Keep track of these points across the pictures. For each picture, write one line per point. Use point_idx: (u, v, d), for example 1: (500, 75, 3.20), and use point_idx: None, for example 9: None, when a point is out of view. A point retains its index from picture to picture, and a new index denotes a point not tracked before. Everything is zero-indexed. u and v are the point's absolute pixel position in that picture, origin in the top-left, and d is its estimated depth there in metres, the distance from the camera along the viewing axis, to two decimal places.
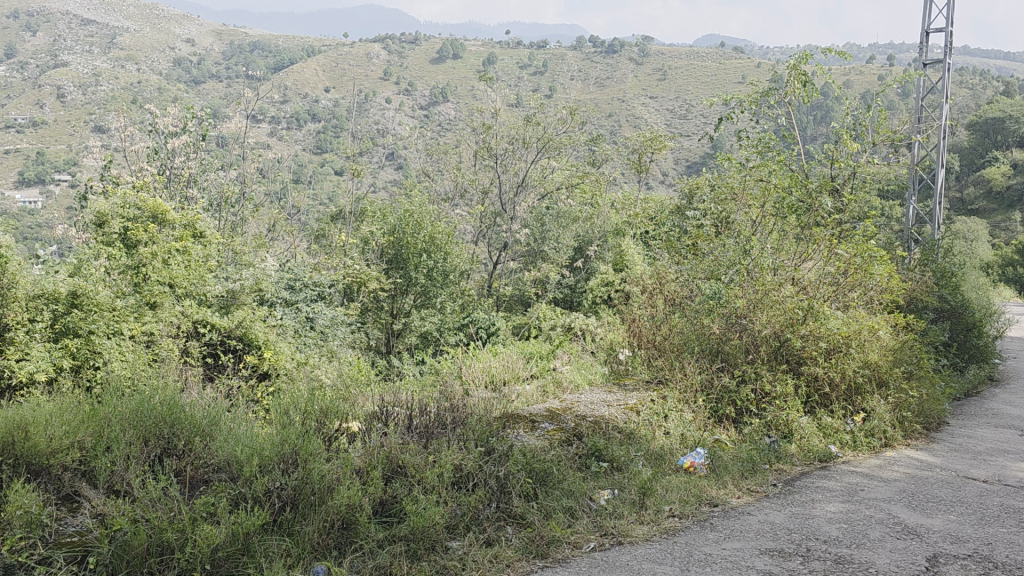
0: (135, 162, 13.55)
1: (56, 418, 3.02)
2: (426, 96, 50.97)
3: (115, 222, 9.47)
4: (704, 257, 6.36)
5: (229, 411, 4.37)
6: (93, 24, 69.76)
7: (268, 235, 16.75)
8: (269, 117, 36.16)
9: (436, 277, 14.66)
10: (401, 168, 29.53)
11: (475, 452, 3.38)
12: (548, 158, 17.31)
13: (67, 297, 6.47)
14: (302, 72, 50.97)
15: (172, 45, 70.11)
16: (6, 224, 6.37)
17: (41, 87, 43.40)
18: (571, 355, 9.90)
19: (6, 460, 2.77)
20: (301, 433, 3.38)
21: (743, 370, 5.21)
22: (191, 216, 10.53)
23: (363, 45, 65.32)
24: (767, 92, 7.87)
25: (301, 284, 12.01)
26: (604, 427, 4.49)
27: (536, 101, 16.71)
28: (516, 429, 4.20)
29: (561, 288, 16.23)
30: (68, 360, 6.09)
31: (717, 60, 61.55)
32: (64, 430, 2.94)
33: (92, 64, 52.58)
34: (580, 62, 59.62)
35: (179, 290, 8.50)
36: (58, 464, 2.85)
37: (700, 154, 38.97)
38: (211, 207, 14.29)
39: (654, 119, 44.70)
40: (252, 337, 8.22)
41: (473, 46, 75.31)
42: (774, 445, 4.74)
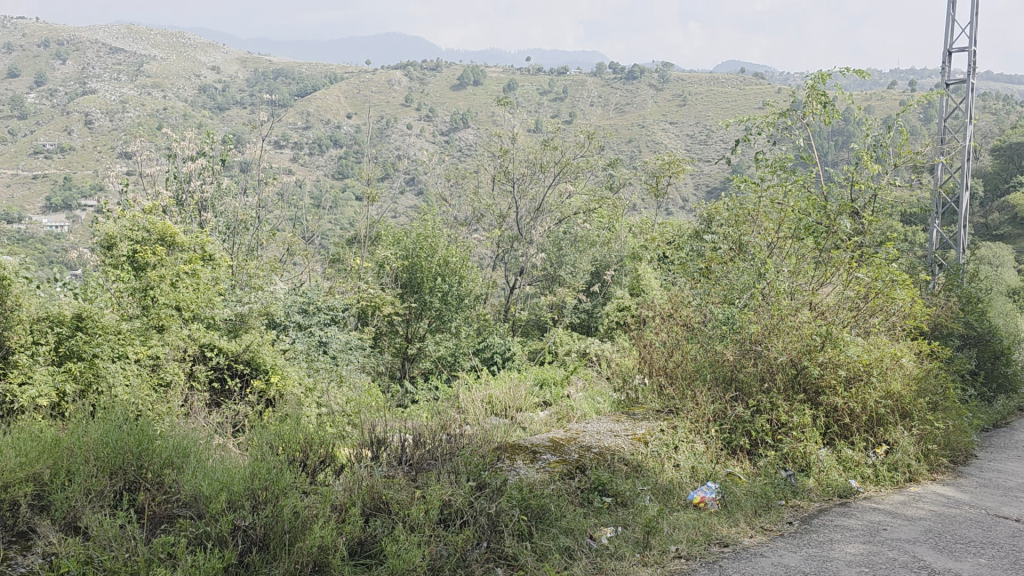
0: (152, 185, 13.52)
1: (13, 448, 2.86)
2: (447, 121, 51.23)
3: (124, 244, 9.34)
4: (717, 280, 6.17)
5: (216, 442, 4.18)
6: (122, 52, 70.94)
7: (283, 259, 16.65)
8: (292, 143, 36.43)
9: (451, 302, 14.32)
10: (421, 194, 29.48)
11: (466, 487, 3.16)
12: (565, 182, 16.98)
13: (71, 320, 6.31)
14: (324, 98, 51.34)
15: (198, 73, 71.13)
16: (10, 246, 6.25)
17: (69, 114, 44.00)
18: (585, 382, 9.70)
19: None
20: (279, 467, 3.19)
21: (758, 400, 4.96)
22: (203, 239, 10.42)
23: (386, 73, 65.86)
24: (784, 113, 7.68)
25: (315, 308, 11.87)
26: (609, 459, 4.26)
27: (554, 125, 16.62)
28: (514, 461, 3.97)
29: (578, 313, 16.60)
30: (72, 385, 5.86)
31: (737, 85, 61.39)
32: (20, 461, 2.79)
33: (119, 90, 53.31)
34: (599, 88, 59.66)
35: (187, 313, 8.33)
36: (12, 499, 2.68)
37: (721, 179, 38.76)
38: (226, 230, 14.22)
39: (674, 144, 44.61)
40: (259, 361, 8.04)
41: (493, 72, 75.69)
42: (791, 478, 4.48)
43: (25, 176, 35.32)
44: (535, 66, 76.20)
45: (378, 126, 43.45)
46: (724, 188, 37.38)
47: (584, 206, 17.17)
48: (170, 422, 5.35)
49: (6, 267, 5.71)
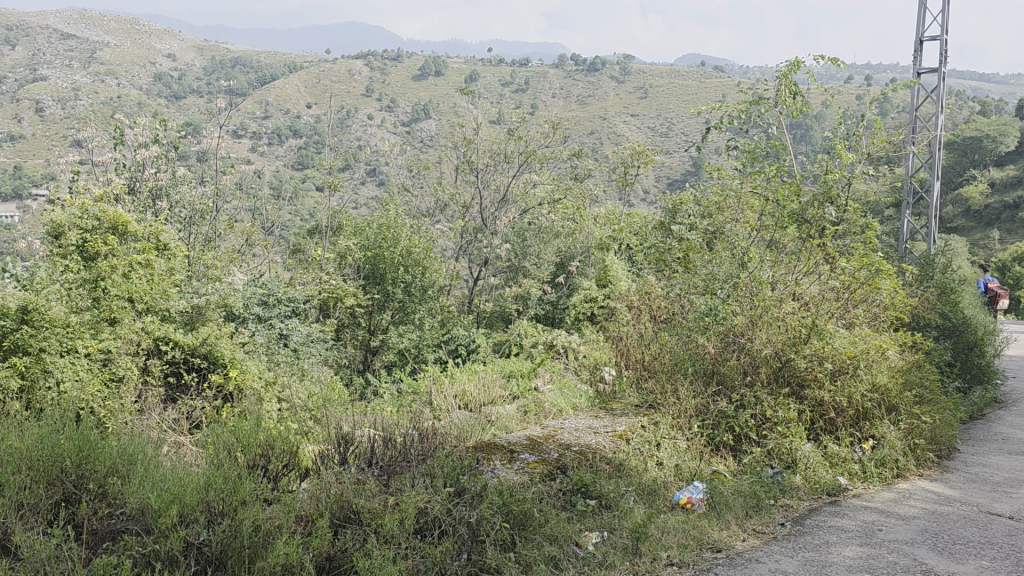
0: (103, 174, 13.00)
1: None
2: (408, 112, 50.59)
3: (73, 234, 8.91)
4: (696, 270, 6.00)
5: (166, 446, 3.87)
6: (73, 38, 69.06)
7: (242, 250, 16.20)
8: (251, 133, 35.73)
9: (414, 293, 14.18)
10: (383, 184, 28.97)
11: (444, 493, 2.93)
12: (530, 172, 16.70)
13: (16, 313, 5.99)
14: (283, 87, 50.40)
15: (153, 60, 69.58)
16: None
17: (19, 102, 42.66)
18: (553, 374, 9.51)
19: None
20: (236, 473, 2.91)
21: (741, 394, 4.78)
22: (157, 229, 10.00)
23: (346, 62, 64.94)
24: (757, 101, 7.50)
25: (275, 300, 11.46)
26: (590, 458, 4.04)
27: (518, 115, 16.33)
28: (492, 462, 3.73)
29: (543, 304, 16.38)
30: (16, 381, 5.49)
31: (698, 78, 61.44)
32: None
33: (71, 77, 51.78)
34: (561, 81, 59.36)
35: (141, 306, 7.91)
36: None
37: (683, 171, 38.76)
38: (183, 220, 13.75)
39: (636, 137, 44.62)
40: (217, 355, 7.59)
41: (454, 63, 74.91)
42: (777, 476, 4.30)
43: None
44: (497, 57, 75.58)
45: (338, 116, 42.82)
46: (686, 180, 37.37)
47: (548, 196, 16.98)
48: (122, 424, 5.05)
49: None
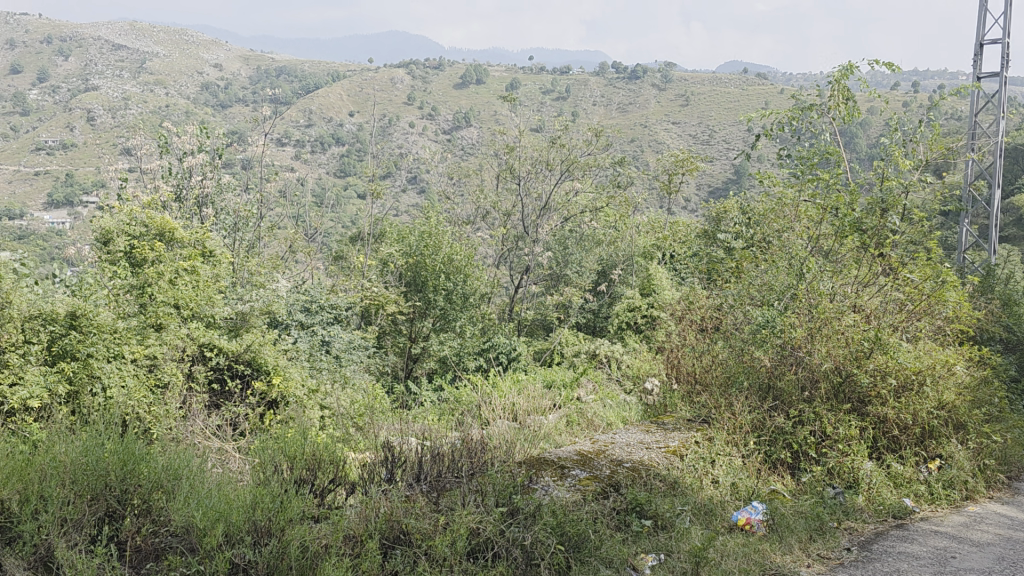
0: (151, 181, 13.18)
1: None
2: (449, 120, 50.67)
3: (121, 240, 9.02)
4: (751, 280, 5.82)
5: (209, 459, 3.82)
6: (124, 49, 70.57)
7: (285, 256, 16.33)
8: (294, 141, 36.10)
9: (456, 300, 14.03)
10: (423, 192, 28.99)
11: (496, 513, 2.82)
12: (573, 179, 16.55)
13: (65, 318, 6.04)
14: (326, 96, 50.95)
15: (201, 70, 70.79)
16: None
17: (71, 111, 43.75)
18: (596, 384, 9.37)
19: None
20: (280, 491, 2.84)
21: (800, 410, 4.61)
22: (202, 235, 10.10)
23: (388, 71, 65.46)
24: (809, 108, 7.30)
25: (317, 307, 11.49)
26: (643, 475, 3.90)
27: (561, 122, 16.03)
28: (543, 479, 3.61)
29: (584, 313, 16.42)
30: (65, 387, 5.58)
31: (741, 85, 60.67)
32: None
33: (121, 87, 52.84)
34: (602, 88, 59.11)
35: (187, 312, 7.93)
36: None
37: (725, 179, 38.11)
38: (228, 226, 13.87)
39: (677, 144, 44.11)
40: (260, 362, 7.53)
41: (495, 71, 74.92)
42: (839, 496, 4.09)
43: (27, 172, 34.96)
44: (537, 65, 75.34)
45: (380, 124, 43.11)
46: (728, 189, 36.78)
47: (591, 204, 16.83)
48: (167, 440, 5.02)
49: None
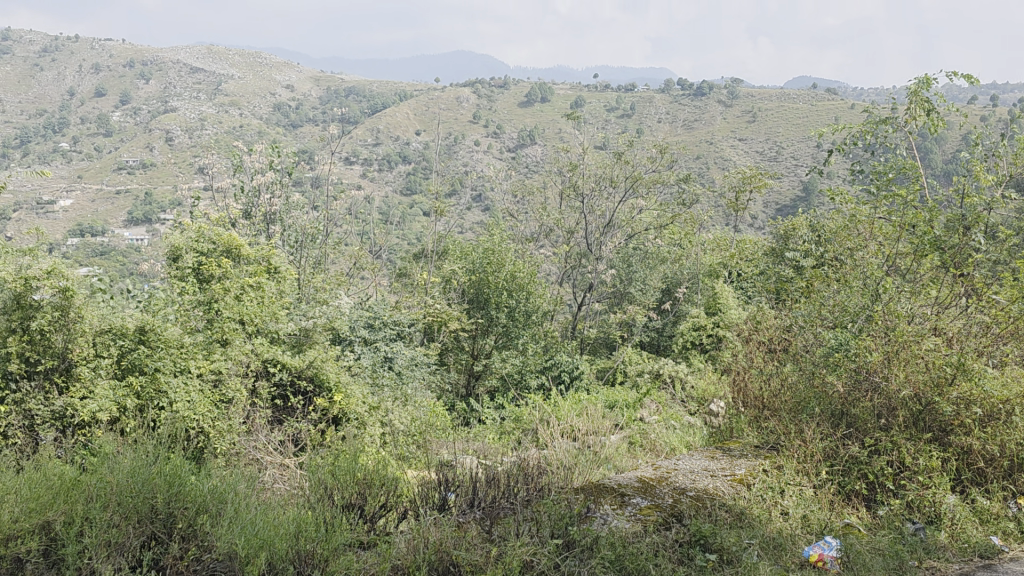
0: (222, 199, 13.50)
1: (29, 492, 2.78)
2: (514, 138, 50.81)
3: (190, 256, 9.22)
4: (823, 300, 5.58)
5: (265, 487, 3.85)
6: (201, 71, 72.94)
7: (351, 273, 16.51)
8: (362, 160, 36.67)
9: (519, 318, 13.94)
10: (488, 210, 29.06)
11: (552, 544, 2.70)
12: (637, 197, 16.35)
13: (134, 333, 6.20)
14: (393, 115, 51.72)
15: (274, 91, 72.63)
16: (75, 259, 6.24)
17: (151, 132, 45.38)
18: (660, 406, 9.15)
19: None
20: (326, 519, 2.84)
21: (875, 438, 4.36)
22: (268, 252, 10.25)
23: (454, 90, 66.14)
24: (883, 121, 7.00)
25: (380, 323, 11.57)
26: (707, 504, 3.71)
27: (625, 138, 15.86)
28: (602, 507, 3.47)
29: (648, 331, 16.18)
30: (133, 401, 5.65)
31: (812, 101, 59.42)
32: (29, 509, 2.68)
33: (199, 108, 54.57)
34: (667, 105, 58.62)
35: (251, 327, 7.97)
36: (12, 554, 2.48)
37: (794, 196, 37.22)
38: (294, 243, 14.09)
39: (744, 161, 43.35)
40: (323, 378, 7.52)
41: (561, 89, 74.97)
42: (919, 532, 3.78)
43: (109, 191, 36.37)
44: (604, 82, 74.99)
45: (446, 143, 43.56)
46: (797, 206, 35.92)
47: (655, 222, 16.60)
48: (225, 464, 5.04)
49: (70, 277, 5.71)
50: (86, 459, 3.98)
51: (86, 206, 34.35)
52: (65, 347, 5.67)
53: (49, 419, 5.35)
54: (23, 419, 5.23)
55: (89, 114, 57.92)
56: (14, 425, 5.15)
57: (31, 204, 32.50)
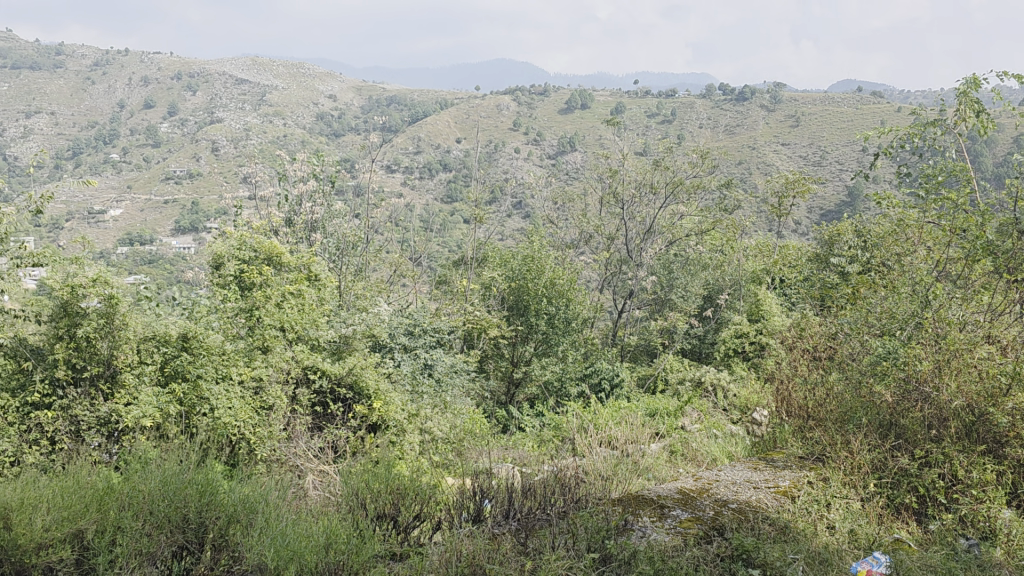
0: (265, 208, 13.67)
1: (66, 501, 3.01)
2: (554, 145, 50.74)
3: (232, 264, 9.33)
4: (870, 308, 5.42)
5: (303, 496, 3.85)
6: (246, 82, 74.15)
7: (392, 280, 16.60)
8: (403, 168, 36.94)
9: (558, 325, 13.83)
10: (528, 218, 29.02)
11: (587, 558, 2.63)
12: (678, 203, 16.19)
13: (177, 340, 6.26)
14: (434, 124, 52.03)
15: (317, 101, 73.54)
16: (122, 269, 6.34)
17: (198, 143, 46.24)
18: (702, 414, 9.00)
19: None
20: (358, 532, 2.82)
21: (926, 450, 4.20)
22: (309, 259, 10.33)
23: (494, 98, 66.34)
24: (931, 123, 6.80)
25: (420, 330, 11.59)
26: (749, 517, 3.61)
27: (665, 144, 15.73)
28: (641, 519, 3.38)
29: (689, 338, 15.98)
30: (176, 407, 5.68)
31: (857, 104, 58.43)
32: (63, 518, 2.91)
33: (244, 119, 55.47)
34: (708, 111, 58.11)
35: (292, 334, 7.99)
36: (43, 563, 2.76)
37: (839, 200, 36.57)
38: (335, 251, 14.21)
39: (787, 166, 42.74)
40: (362, 386, 7.49)
41: (600, 96, 74.73)
42: (973, 548, 3.58)
43: (157, 201, 37.08)
44: (644, 88, 74.45)
45: (485, 150, 43.65)
46: (842, 211, 35.27)
47: (696, 228, 16.41)
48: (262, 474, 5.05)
49: (116, 286, 5.78)
50: (128, 464, 4.03)
51: (134, 215, 35.05)
52: (110, 354, 5.77)
53: (94, 424, 5.51)
54: (70, 425, 5.45)
55: (137, 126, 59.19)
56: (61, 430, 5.40)
57: (83, 214, 33.31)
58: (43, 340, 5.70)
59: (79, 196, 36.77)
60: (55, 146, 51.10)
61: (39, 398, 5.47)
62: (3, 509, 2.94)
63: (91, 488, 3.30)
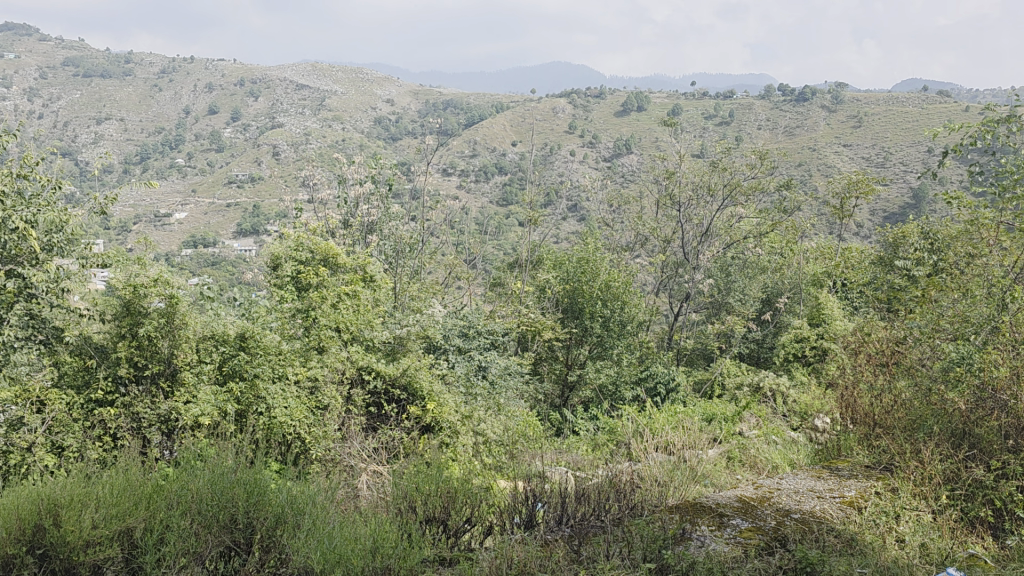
0: (323, 210, 13.85)
1: (113, 498, 3.05)
2: (610, 147, 50.43)
3: (290, 265, 9.46)
4: (941, 312, 5.15)
5: (354, 499, 3.83)
6: (306, 87, 75.38)
7: (447, 282, 16.67)
8: (459, 170, 37.15)
9: (613, 328, 13.62)
10: (583, 220, 28.89)
11: (641, 569, 2.50)
12: (735, 205, 15.86)
13: (235, 339, 6.28)
14: (490, 127, 52.23)
15: (375, 105, 74.41)
16: (182, 269, 6.39)
17: (259, 147, 47.22)
18: (760, 419, 8.78)
19: (36, 551, 2.80)
20: (404, 537, 2.76)
21: (1003, 461, 3.95)
22: (364, 260, 10.40)
23: (550, 101, 66.28)
24: (1007, 118, 6.45)
25: (475, 332, 11.59)
26: (813, 527, 3.44)
27: (722, 145, 15.42)
28: (699, 528, 3.25)
29: (747, 343, 15.66)
30: (233, 405, 5.73)
31: (921, 104, 56.87)
32: (110, 516, 2.93)
33: (304, 124, 56.45)
34: (767, 112, 57.26)
35: (347, 335, 8.03)
36: (89, 562, 2.79)
37: (903, 202, 35.56)
38: (392, 253, 14.31)
39: (848, 167, 41.77)
40: (416, 387, 7.45)
41: (657, 98, 74.11)
42: None
43: (220, 204, 37.96)
44: (701, 90, 73.70)
45: (541, 153, 43.71)
46: (906, 213, 34.29)
47: (755, 230, 16.09)
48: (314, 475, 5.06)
49: (176, 285, 5.82)
50: (183, 462, 4.07)
51: (199, 218, 35.93)
52: (171, 353, 5.85)
53: (155, 421, 5.56)
54: (131, 421, 5.53)
55: (202, 131, 60.70)
56: (123, 427, 5.48)
57: (150, 217, 34.27)
58: (106, 338, 5.85)
59: (146, 199, 37.87)
60: (124, 151, 52.68)
61: (102, 395, 5.59)
62: (57, 505, 2.98)
63: (147, 485, 3.32)
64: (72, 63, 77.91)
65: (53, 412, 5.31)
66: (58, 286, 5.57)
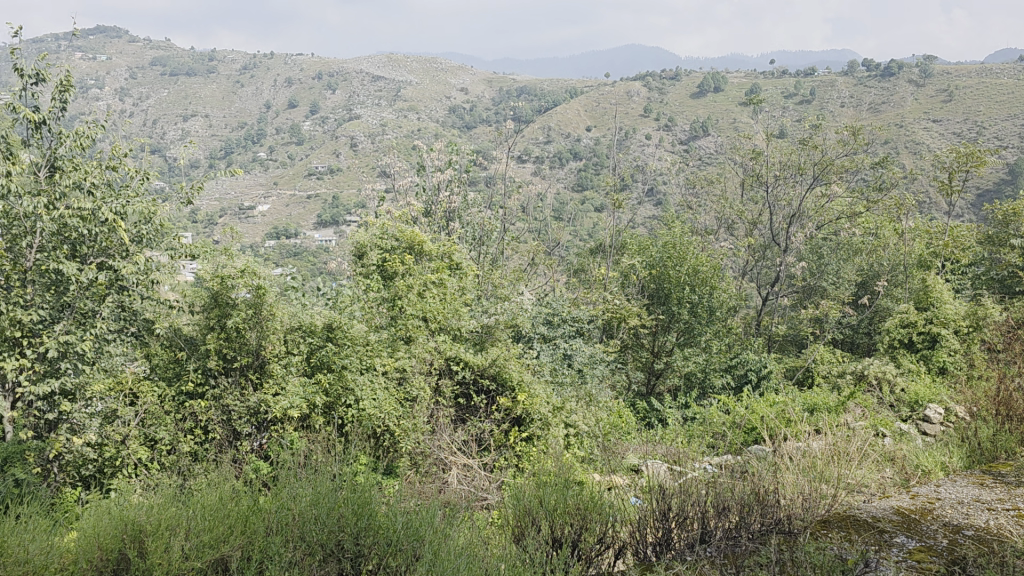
0: (404, 197, 13.63)
1: (208, 520, 2.84)
2: (686, 129, 49.13)
3: (375, 253, 9.30)
4: None
5: (455, 505, 3.55)
6: (382, 78, 75.97)
7: (528, 268, 16.27)
8: (533, 157, 36.71)
9: (701, 314, 12.84)
10: (661, 204, 28.07)
11: None
12: (828, 184, 14.85)
13: (322, 330, 6.05)
14: (564, 113, 51.56)
15: (450, 94, 74.47)
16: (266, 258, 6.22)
17: (338, 139, 47.74)
18: (866, 410, 8.10)
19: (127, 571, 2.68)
20: None
21: None
22: (449, 247, 10.12)
23: (625, 85, 65.02)
24: None
25: (560, 319, 11.17)
26: (994, 547, 2.95)
27: (814, 120, 14.51)
28: (863, 549, 2.80)
29: (843, 328, 14.77)
30: (322, 397, 5.55)
31: (1015, 73, 53.46)
32: (203, 542, 2.72)
33: (380, 115, 56.84)
34: (851, 88, 54.90)
35: (434, 324, 7.61)
36: None
37: (999, 179, 33.48)
38: (473, 240, 13.98)
39: (939, 143, 39.66)
40: (506, 377, 6.87)
41: (735, 77, 71.97)
42: None
43: (300, 196, 38.45)
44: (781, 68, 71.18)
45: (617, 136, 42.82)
46: (1002, 190, 32.29)
47: (848, 210, 15.17)
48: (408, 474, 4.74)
49: (264, 276, 5.59)
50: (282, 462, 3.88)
51: (281, 210, 36.42)
52: (259, 344, 5.61)
53: (244, 414, 5.42)
54: (222, 414, 5.40)
55: (282, 125, 61.80)
56: (213, 420, 5.36)
57: (234, 211, 35.01)
58: (195, 330, 5.59)
59: (231, 193, 38.68)
60: (211, 147, 54.02)
61: (193, 387, 5.41)
62: (146, 530, 2.82)
63: (242, 501, 3.11)
64: (160, 62, 80.40)
65: (146, 404, 5.23)
66: (148, 278, 5.21)
